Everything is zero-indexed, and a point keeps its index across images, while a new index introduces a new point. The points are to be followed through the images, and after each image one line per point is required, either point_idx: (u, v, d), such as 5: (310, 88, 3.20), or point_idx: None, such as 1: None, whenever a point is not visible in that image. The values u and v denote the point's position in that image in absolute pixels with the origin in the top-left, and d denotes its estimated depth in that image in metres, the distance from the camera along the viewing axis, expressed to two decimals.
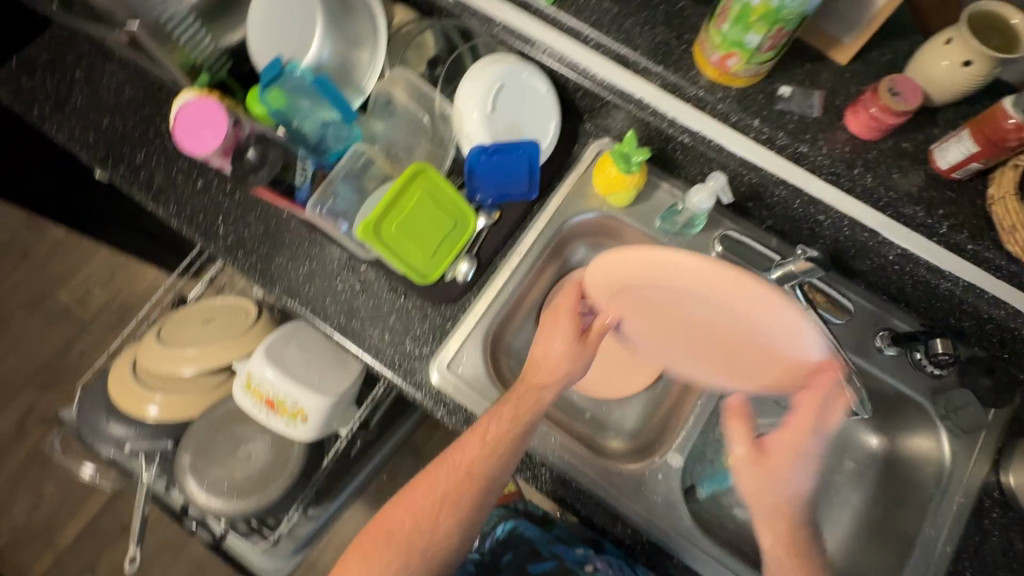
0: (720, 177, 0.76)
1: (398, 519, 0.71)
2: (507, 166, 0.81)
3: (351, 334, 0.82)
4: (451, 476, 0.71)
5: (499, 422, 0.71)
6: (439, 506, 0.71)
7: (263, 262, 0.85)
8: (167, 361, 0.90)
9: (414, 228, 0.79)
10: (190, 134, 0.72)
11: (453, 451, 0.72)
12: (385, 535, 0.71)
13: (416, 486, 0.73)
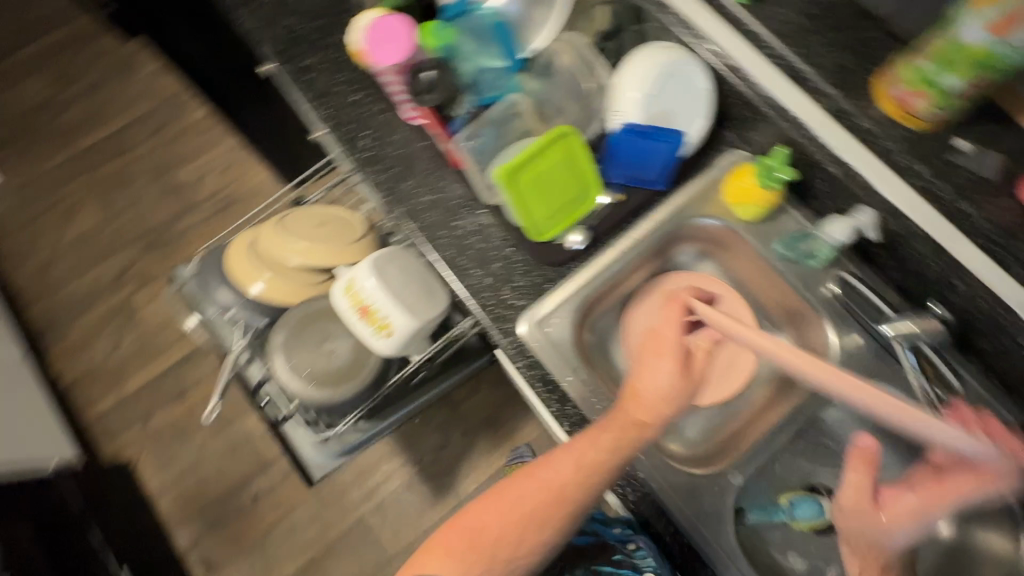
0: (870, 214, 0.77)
1: (478, 527, 0.71)
2: (646, 150, 0.82)
3: (455, 268, 0.86)
4: (540, 494, 0.71)
5: (595, 446, 0.70)
6: (522, 526, 0.70)
7: (394, 182, 0.90)
8: (277, 246, 0.99)
9: (543, 185, 0.82)
10: (378, 48, 0.80)
11: (543, 471, 0.71)
12: (466, 540, 0.70)
13: (495, 499, 0.72)
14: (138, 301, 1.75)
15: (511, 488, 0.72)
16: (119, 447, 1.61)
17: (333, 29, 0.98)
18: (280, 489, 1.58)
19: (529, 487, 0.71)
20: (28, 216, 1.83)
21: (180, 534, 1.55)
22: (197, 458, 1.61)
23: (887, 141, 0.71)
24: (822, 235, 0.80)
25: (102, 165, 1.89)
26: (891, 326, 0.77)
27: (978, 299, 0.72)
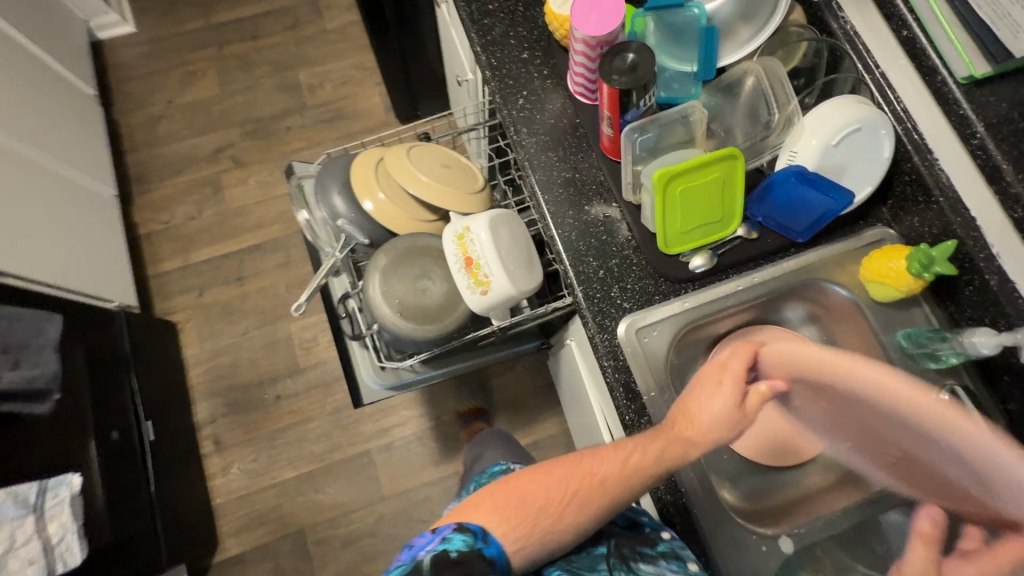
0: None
1: (529, 492, 0.68)
2: (805, 198, 0.79)
3: (573, 251, 0.86)
4: (586, 479, 0.69)
5: (648, 446, 0.71)
6: (567, 502, 0.68)
7: (538, 149, 0.90)
8: (402, 171, 0.99)
9: (692, 201, 0.79)
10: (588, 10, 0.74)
11: (598, 455, 0.71)
12: (512, 504, 0.68)
13: (553, 471, 0.70)
14: (227, 180, 1.80)
15: (566, 469, 0.70)
16: (170, 308, 1.67)
17: None
18: (302, 398, 1.62)
19: (584, 470, 0.70)
20: (154, 68, 1.90)
21: (201, 407, 1.60)
22: (236, 343, 1.65)
23: None
24: (961, 339, 0.75)
25: (234, 43, 1.94)
26: None
27: None
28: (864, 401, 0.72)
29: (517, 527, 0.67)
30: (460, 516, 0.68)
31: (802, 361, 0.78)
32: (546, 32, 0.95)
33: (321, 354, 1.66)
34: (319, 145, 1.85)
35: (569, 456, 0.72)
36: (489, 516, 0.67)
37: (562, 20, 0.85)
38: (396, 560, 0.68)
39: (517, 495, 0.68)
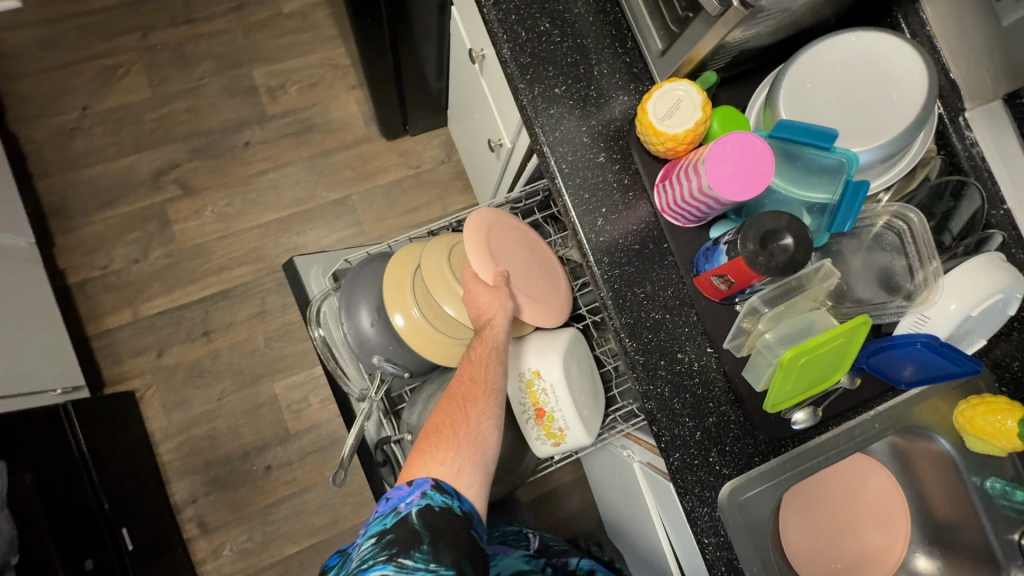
0: None
1: (469, 380, 0.73)
2: (922, 360, 0.72)
3: (667, 410, 0.75)
4: (458, 390, 0.73)
5: (494, 301, 0.78)
6: (476, 395, 0.72)
7: (622, 281, 0.77)
8: (448, 289, 0.82)
9: (810, 372, 0.70)
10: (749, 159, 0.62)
11: (492, 363, 0.74)
12: (468, 397, 0.72)
13: (476, 396, 0.72)
14: (175, 212, 1.49)
15: (461, 373, 0.74)
16: (124, 374, 1.42)
17: (596, 60, 0.79)
18: (296, 467, 1.46)
19: (470, 382, 0.73)
20: (60, 63, 1.50)
21: (178, 486, 1.41)
22: (211, 411, 1.44)
23: None
24: None
25: (164, 28, 1.54)
26: None
27: None
28: (508, 238, 0.83)
29: (472, 424, 0.70)
30: (423, 460, 0.67)
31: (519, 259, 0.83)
32: (625, 128, 0.78)
33: (313, 418, 1.48)
34: (287, 165, 1.55)
35: (460, 373, 0.74)
36: (454, 413, 0.71)
37: (669, 140, 0.69)
38: (373, 512, 0.65)
39: (476, 393, 0.72)
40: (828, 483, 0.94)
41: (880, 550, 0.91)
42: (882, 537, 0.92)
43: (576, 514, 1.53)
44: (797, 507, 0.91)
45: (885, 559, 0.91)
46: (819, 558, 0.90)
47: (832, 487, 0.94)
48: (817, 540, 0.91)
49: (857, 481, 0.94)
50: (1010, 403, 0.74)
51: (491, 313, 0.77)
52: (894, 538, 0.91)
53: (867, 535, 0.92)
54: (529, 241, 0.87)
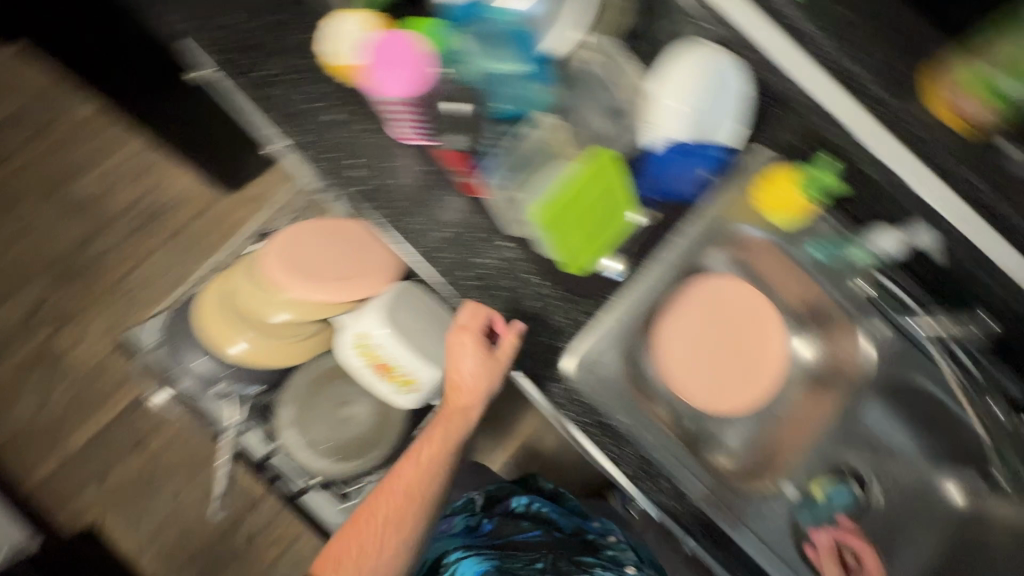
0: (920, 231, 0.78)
1: (405, 477, 0.79)
2: (682, 168, 0.78)
3: (487, 312, 0.77)
4: (392, 501, 0.78)
5: (461, 403, 0.80)
6: (403, 510, 0.78)
7: (401, 216, 0.78)
8: (264, 301, 0.87)
9: (583, 218, 0.75)
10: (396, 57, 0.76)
11: (402, 470, 0.80)
12: (391, 507, 0.78)
13: (390, 489, 0.79)
14: (61, 345, 1.49)
15: (398, 477, 0.79)
16: (76, 513, 1.43)
17: (295, 29, 0.81)
18: (274, 526, 1.47)
19: (421, 489, 0.79)
20: None
21: None
22: (172, 511, 1.45)
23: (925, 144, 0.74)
24: (867, 244, 0.81)
25: None
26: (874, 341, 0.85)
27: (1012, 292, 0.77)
28: (304, 247, 0.88)
29: (392, 534, 0.77)
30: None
31: (322, 258, 0.87)
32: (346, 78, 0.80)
33: None
34: (149, 256, 1.55)
35: (396, 472, 0.80)
36: (363, 531, 0.76)
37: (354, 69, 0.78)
38: None
39: (395, 515, 0.77)
40: (705, 316, 0.89)
41: (768, 357, 0.91)
42: (762, 344, 0.92)
43: (551, 454, 1.56)
44: (682, 352, 0.86)
45: (774, 365, 0.91)
46: (714, 389, 0.89)
47: (710, 316, 0.89)
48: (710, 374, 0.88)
49: (730, 301, 0.89)
50: (790, 169, 0.81)
51: (470, 401, 0.79)
52: (775, 343, 0.91)
53: (751, 348, 0.91)
54: (332, 234, 0.90)
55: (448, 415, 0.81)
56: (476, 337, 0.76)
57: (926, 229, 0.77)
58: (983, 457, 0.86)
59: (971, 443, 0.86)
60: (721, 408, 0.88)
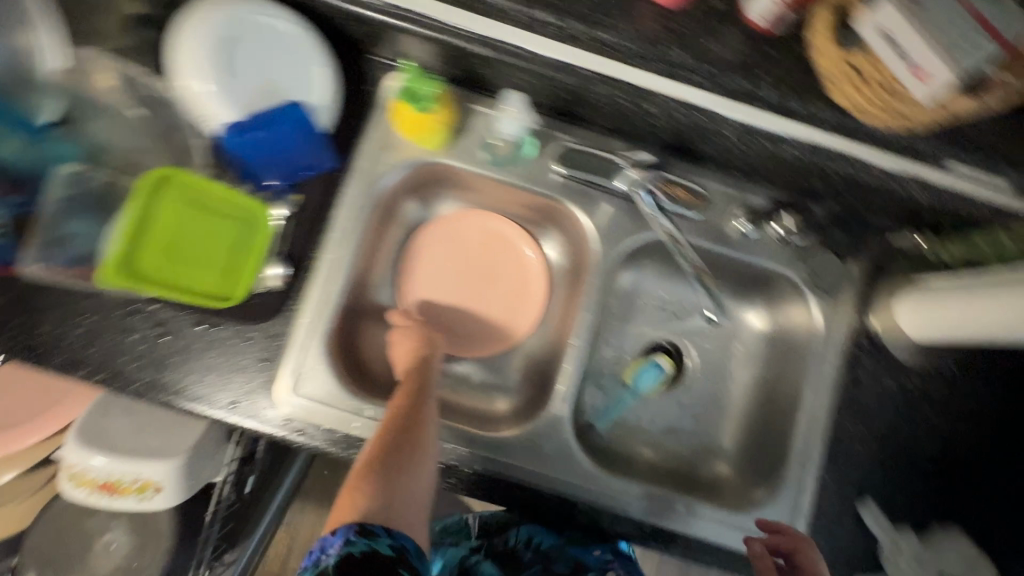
0: (515, 97, 0.71)
1: (387, 433, 0.59)
2: (276, 143, 0.66)
3: (166, 388, 0.69)
4: (394, 418, 0.61)
5: (408, 346, 0.73)
6: (406, 427, 0.60)
7: (19, 336, 0.67)
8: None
9: (187, 251, 0.65)
10: None
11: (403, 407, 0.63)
12: (393, 443, 0.58)
13: (387, 429, 0.60)
14: None
15: (391, 416, 0.62)
16: None
17: None
18: None
19: (408, 428, 0.60)
20: None
21: None
22: None
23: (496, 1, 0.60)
24: (499, 135, 0.73)
25: None
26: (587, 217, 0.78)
27: (680, 111, 0.67)
28: None
29: (405, 471, 0.56)
30: (345, 516, 0.51)
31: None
32: None
33: None
34: None
35: (391, 413, 0.62)
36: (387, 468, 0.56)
37: None
38: None
39: (385, 460, 0.56)
40: (452, 252, 0.84)
41: (530, 284, 0.84)
42: (522, 270, 0.84)
43: None
44: (431, 299, 0.82)
45: (537, 289, 0.84)
46: (474, 333, 0.82)
47: (457, 252, 0.84)
48: (465, 313, 0.82)
49: (477, 230, 0.84)
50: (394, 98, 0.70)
51: (415, 369, 0.70)
52: (532, 266, 0.84)
53: (509, 278, 0.84)
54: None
55: (408, 380, 0.67)
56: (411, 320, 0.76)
57: (512, 97, 0.70)
58: (754, 275, 0.81)
59: (739, 266, 0.81)
60: (479, 351, 0.81)
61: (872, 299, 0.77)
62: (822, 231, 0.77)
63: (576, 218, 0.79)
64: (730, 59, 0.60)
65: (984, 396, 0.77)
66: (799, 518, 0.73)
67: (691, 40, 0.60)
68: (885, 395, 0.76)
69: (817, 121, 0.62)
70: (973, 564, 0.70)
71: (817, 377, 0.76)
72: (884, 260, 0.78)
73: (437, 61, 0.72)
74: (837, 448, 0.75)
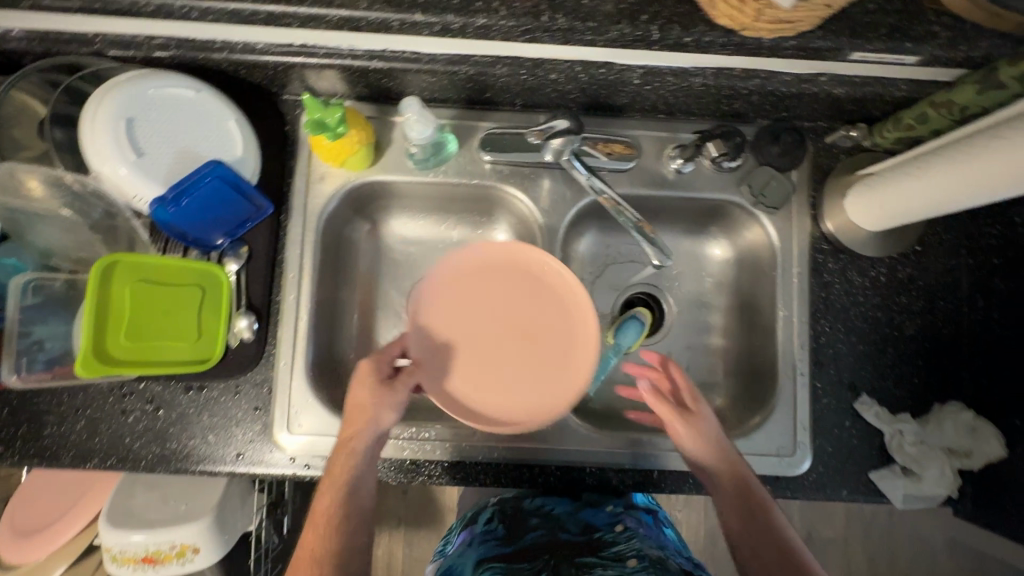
0: (411, 102, 0.63)
1: (317, 517, 0.59)
2: (209, 204, 0.67)
3: (174, 456, 0.72)
4: (323, 506, 0.60)
5: (359, 419, 0.62)
6: (328, 518, 0.59)
7: (28, 444, 0.71)
8: None
9: (155, 326, 0.68)
10: None
11: (337, 493, 0.60)
12: (314, 541, 0.58)
13: (318, 513, 0.60)
14: None
15: (320, 503, 0.60)
16: None
17: None
18: None
19: (336, 512, 0.59)
20: None
21: None
22: None
23: (367, 15, 0.58)
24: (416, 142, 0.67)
25: None
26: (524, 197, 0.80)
27: (578, 72, 0.68)
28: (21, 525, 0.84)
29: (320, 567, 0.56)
30: None
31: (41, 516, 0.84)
32: None
33: None
34: None
35: (322, 496, 0.60)
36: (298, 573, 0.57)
37: None
38: None
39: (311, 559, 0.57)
40: (500, 286, 0.67)
41: (577, 344, 0.66)
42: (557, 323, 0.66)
43: None
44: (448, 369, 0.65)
45: (586, 333, 0.66)
46: (506, 402, 0.65)
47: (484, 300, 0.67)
48: (499, 389, 0.65)
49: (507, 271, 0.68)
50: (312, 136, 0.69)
51: (356, 426, 0.62)
52: (577, 323, 0.66)
53: (551, 330, 0.66)
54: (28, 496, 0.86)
55: (343, 444, 0.62)
56: (377, 368, 0.64)
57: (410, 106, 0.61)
58: (703, 207, 0.81)
59: (686, 203, 0.81)
60: (518, 419, 0.64)
61: (820, 202, 0.77)
62: (757, 148, 0.77)
63: (515, 201, 0.81)
64: (612, 11, 0.59)
65: (953, 266, 0.77)
66: (799, 429, 0.74)
67: (567, 0, 0.59)
68: (855, 289, 0.77)
69: (712, 45, 0.60)
70: (976, 431, 0.71)
71: (785, 290, 0.77)
72: (825, 159, 0.78)
73: (343, 84, 0.74)
74: (821, 352, 0.76)
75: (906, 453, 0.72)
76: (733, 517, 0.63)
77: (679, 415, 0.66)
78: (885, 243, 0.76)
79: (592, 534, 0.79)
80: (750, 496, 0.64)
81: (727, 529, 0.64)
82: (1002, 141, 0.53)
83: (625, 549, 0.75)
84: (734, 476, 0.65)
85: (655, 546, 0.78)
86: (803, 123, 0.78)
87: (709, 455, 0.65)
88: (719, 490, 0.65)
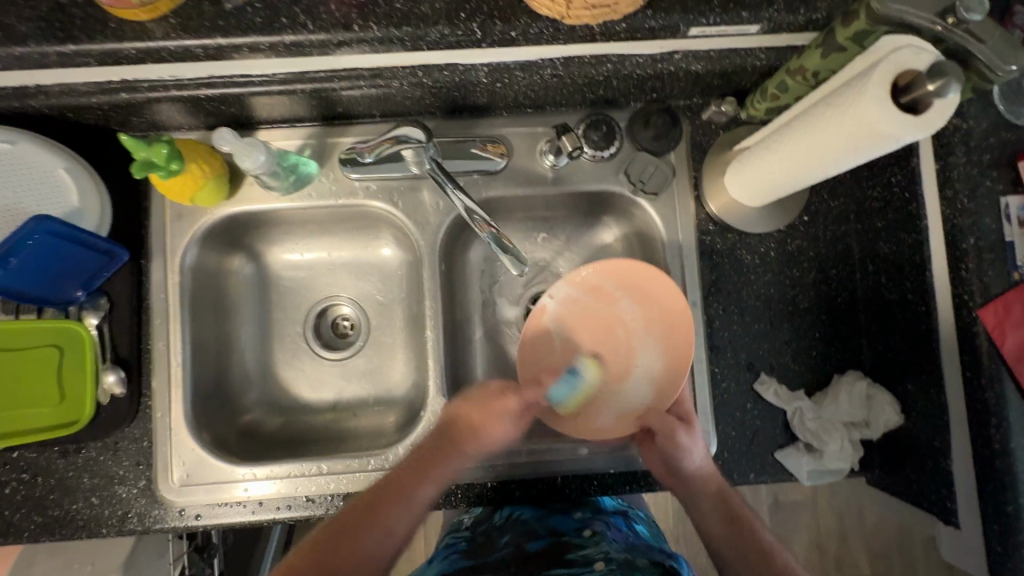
0: (225, 133, 0.62)
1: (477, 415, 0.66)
2: (41, 265, 0.64)
3: (55, 526, 0.69)
4: (475, 413, 0.67)
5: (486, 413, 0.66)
6: (454, 438, 0.67)
7: None
8: None
9: (14, 392, 0.67)
10: None
11: (366, 542, 0.63)
12: (450, 438, 0.67)
13: (342, 543, 0.62)
14: None
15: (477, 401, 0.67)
16: None
17: None
18: None
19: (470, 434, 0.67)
20: None
21: None
22: None
23: (165, 46, 0.56)
24: (256, 171, 0.67)
25: None
26: (398, 212, 0.76)
27: (421, 78, 0.63)
28: None
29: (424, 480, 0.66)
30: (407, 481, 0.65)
31: None
32: None
33: None
34: None
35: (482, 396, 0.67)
36: (432, 454, 0.67)
37: None
38: None
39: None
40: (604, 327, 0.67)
41: (668, 370, 0.64)
42: (672, 333, 0.64)
43: None
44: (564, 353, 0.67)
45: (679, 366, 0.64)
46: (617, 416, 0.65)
47: (632, 300, 0.66)
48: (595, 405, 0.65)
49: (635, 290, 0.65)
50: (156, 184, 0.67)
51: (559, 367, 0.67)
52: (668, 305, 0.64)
53: (661, 320, 0.65)
54: None
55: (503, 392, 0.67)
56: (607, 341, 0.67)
57: (222, 136, 0.61)
58: (588, 200, 0.78)
59: (570, 198, 0.78)
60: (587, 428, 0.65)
61: (702, 182, 0.74)
62: (631, 133, 0.74)
63: (389, 215, 0.78)
64: (428, 13, 0.56)
65: (843, 231, 0.74)
66: (701, 417, 0.71)
67: (379, 6, 0.56)
68: (746, 268, 0.74)
69: (543, 36, 0.58)
70: (872, 399, 0.69)
71: (677, 277, 0.74)
72: (704, 136, 0.75)
73: (183, 119, 0.69)
74: (716, 336, 0.73)
75: (807, 428, 0.70)
76: (714, 521, 0.67)
77: (682, 431, 0.66)
78: (773, 217, 0.72)
79: (558, 536, 0.70)
80: (735, 513, 0.67)
81: (706, 531, 0.68)
82: (822, 107, 0.51)
83: (593, 553, 0.66)
84: (716, 486, 0.67)
85: (624, 547, 0.68)
86: (674, 102, 0.75)
87: (697, 473, 0.67)
88: (699, 502, 0.68)
